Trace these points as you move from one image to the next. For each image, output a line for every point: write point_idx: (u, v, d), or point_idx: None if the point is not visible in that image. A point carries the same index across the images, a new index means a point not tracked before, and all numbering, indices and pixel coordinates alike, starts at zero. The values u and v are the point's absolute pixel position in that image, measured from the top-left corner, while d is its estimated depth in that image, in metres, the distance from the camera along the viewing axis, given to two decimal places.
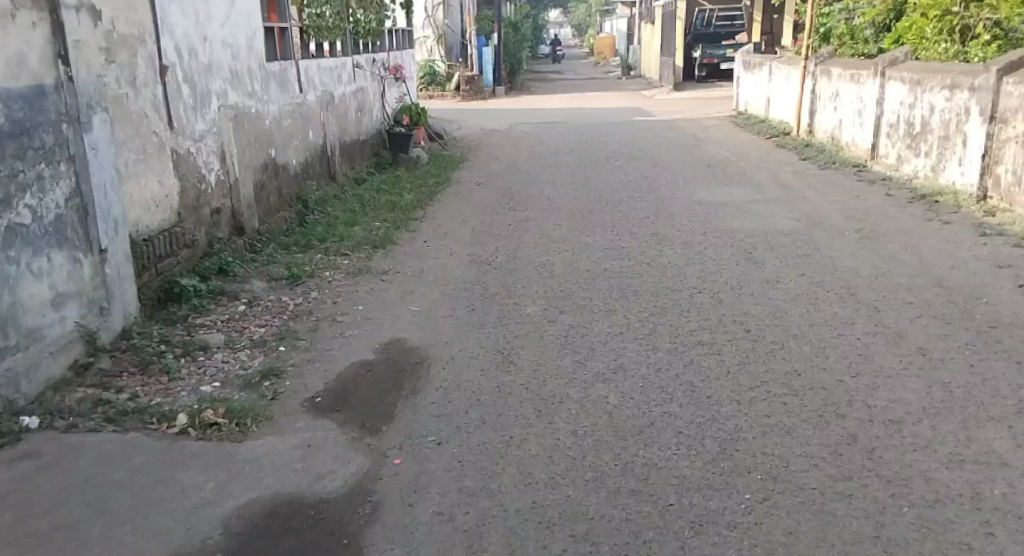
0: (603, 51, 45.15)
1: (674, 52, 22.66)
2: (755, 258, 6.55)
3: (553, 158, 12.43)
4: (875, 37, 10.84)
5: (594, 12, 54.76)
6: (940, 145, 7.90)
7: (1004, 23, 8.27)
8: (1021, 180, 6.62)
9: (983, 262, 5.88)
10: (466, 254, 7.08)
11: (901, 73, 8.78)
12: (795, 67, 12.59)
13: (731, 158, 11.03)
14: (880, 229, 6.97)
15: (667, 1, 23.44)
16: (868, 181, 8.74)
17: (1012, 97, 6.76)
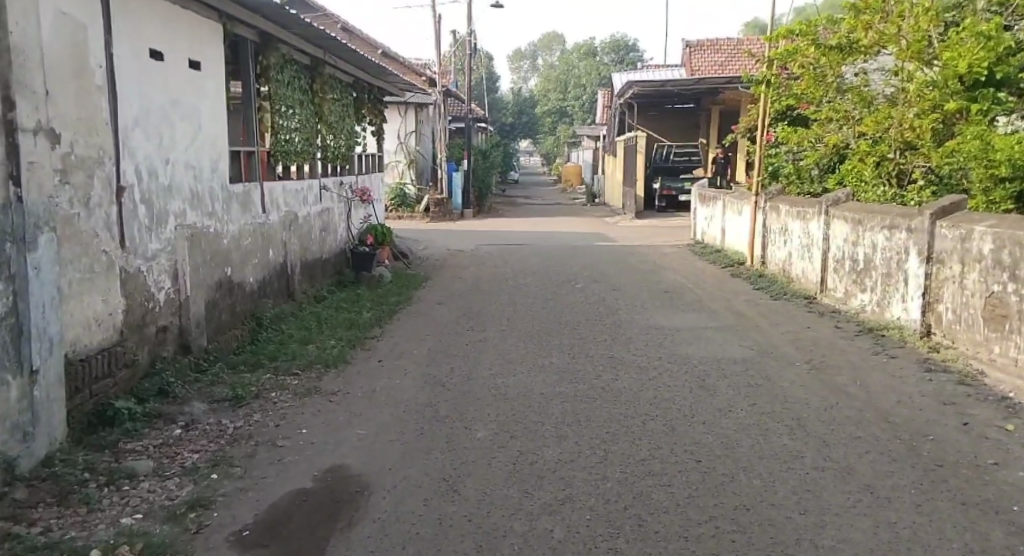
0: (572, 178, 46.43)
1: (635, 183, 23.50)
2: (708, 385, 6.60)
3: (515, 279, 12.59)
4: (820, 177, 11.37)
5: (562, 141, 56.86)
6: (883, 283, 8.16)
7: (936, 171, 8.68)
8: (960, 319, 6.85)
9: (928, 399, 5.95)
10: (422, 375, 7.00)
11: (842, 213, 9.13)
12: (747, 201, 13.08)
13: (688, 285, 11.28)
14: (829, 361, 7.08)
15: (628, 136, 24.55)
16: (818, 313, 8.96)
17: (946, 240, 7.06)
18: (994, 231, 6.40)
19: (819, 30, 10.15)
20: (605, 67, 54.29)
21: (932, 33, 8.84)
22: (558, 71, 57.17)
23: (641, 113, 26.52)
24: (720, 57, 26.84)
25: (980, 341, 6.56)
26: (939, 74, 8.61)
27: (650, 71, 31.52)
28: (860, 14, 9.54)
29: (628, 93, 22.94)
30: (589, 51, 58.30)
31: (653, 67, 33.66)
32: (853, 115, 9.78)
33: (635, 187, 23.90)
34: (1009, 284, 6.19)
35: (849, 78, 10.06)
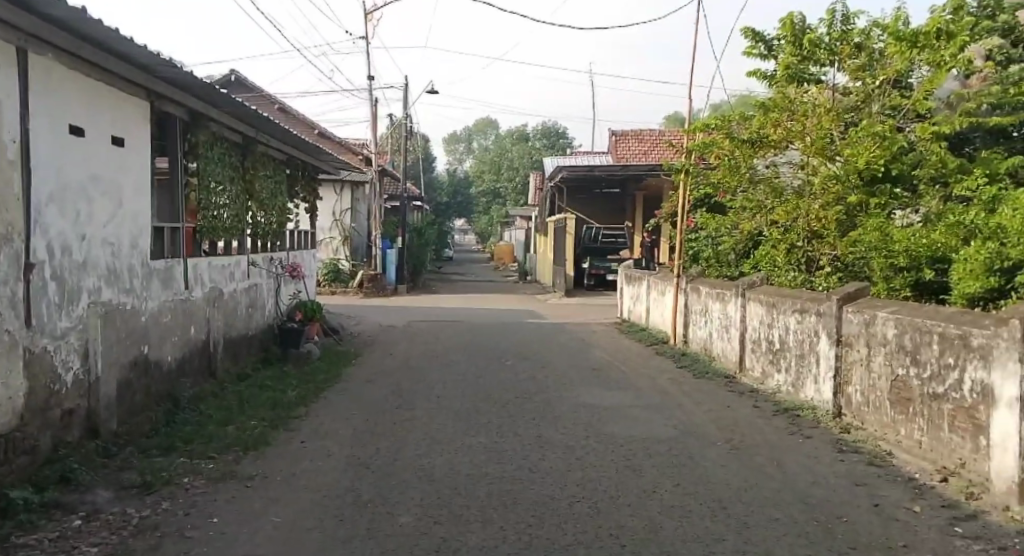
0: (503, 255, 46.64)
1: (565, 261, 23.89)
2: (633, 466, 6.62)
3: (444, 356, 12.54)
4: (737, 261, 11.87)
5: (495, 219, 57.60)
6: (797, 364, 8.42)
7: (841, 258, 9.07)
8: (868, 401, 7.09)
9: (841, 480, 6.08)
10: (345, 457, 6.84)
11: (757, 296, 9.43)
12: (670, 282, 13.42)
13: (615, 363, 11.40)
14: (749, 441, 7.21)
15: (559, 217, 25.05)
16: (737, 392, 9.17)
17: (852, 324, 7.34)
18: (895, 316, 6.69)
19: (732, 125, 10.69)
20: (536, 151, 55.72)
21: (834, 131, 9.40)
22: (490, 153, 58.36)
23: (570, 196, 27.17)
24: (644, 146, 27.90)
25: (888, 422, 6.79)
26: (841, 169, 9.08)
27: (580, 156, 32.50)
28: (770, 112, 10.03)
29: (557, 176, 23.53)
30: (520, 135, 59.82)
31: (580, 154, 34.71)
32: (764, 205, 10.12)
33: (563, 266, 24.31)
34: (911, 367, 6.44)
35: (761, 169, 10.37)
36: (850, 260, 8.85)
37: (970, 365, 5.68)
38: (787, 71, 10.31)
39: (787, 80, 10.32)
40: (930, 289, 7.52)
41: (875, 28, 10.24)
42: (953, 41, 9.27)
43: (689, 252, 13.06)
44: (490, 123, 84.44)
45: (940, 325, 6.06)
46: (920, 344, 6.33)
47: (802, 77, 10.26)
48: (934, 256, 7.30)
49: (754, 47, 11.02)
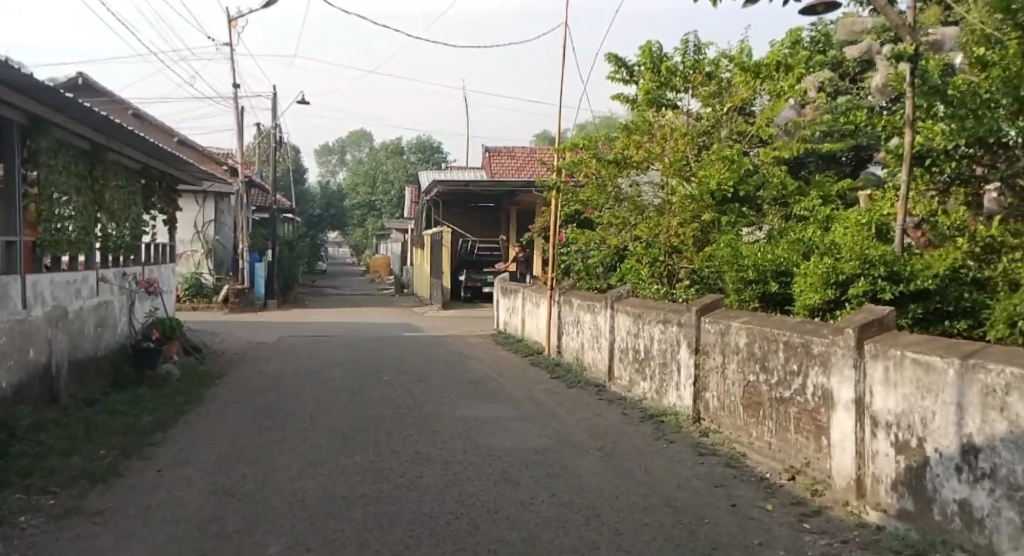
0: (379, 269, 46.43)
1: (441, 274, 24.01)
2: (510, 478, 6.72)
3: (318, 372, 12.33)
4: (606, 275, 12.23)
5: (371, 232, 57.04)
6: (661, 372, 8.81)
7: (699, 272, 9.57)
8: (724, 406, 7.52)
9: (702, 482, 6.41)
10: (207, 485, 6.60)
11: (625, 308, 9.77)
12: (543, 294, 13.73)
13: (491, 375, 11.54)
14: (618, 448, 7.49)
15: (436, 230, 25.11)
16: (606, 399, 9.52)
17: (709, 333, 7.77)
18: (746, 326, 7.13)
19: (599, 145, 11.11)
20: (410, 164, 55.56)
21: (689, 153, 10.08)
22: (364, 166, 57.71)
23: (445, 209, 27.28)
24: (516, 161, 28.41)
25: (741, 426, 7.23)
26: (695, 190, 9.70)
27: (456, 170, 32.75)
28: (632, 134, 10.48)
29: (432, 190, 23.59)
30: (394, 148, 59.50)
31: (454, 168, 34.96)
32: (629, 222, 10.56)
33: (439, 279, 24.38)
34: (761, 374, 6.89)
35: (625, 188, 10.76)
36: (704, 273, 9.37)
37: (811, 371, 6.14)
38: (646, 97, 10.62)
39: (647, 105, 10.64)
40: (774, 301, 8.05)
41: (723, 58, 10.76)
42: (791, 73, 10.22)
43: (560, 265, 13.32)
44: (364, 138, 83.42)
45: (786, 333, 6.51)
46: (768, 351, 6.77)
47: (660, 103, 10.56)
48: (778, 269, 7.84)
49: (617, 72, 11.36)
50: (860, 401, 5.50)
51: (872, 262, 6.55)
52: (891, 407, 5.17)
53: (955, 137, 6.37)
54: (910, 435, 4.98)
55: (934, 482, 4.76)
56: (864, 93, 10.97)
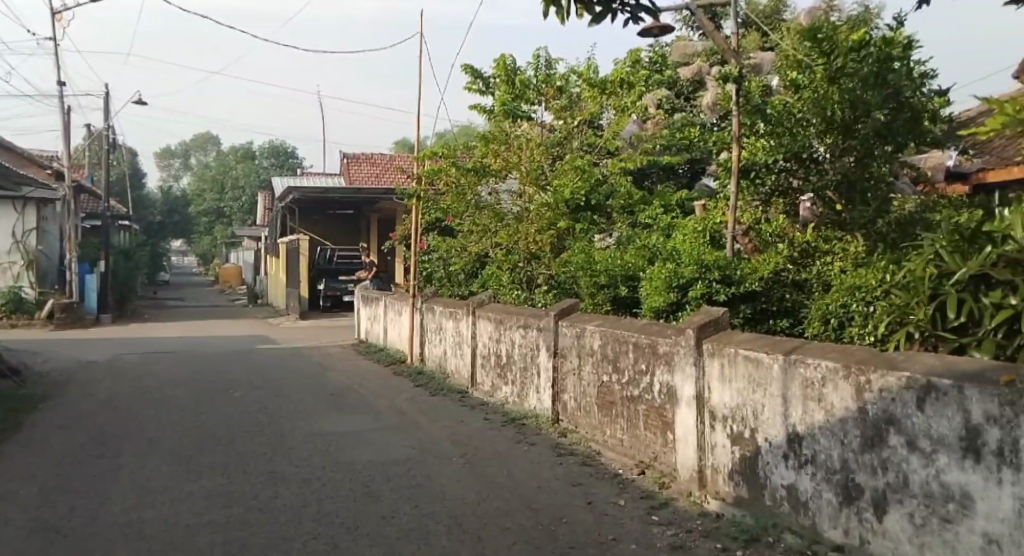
0: (231, 279, 45.58)
1: (299, 283, 23.43)
2: (372, 492, 6.65)
3: (163, 391, 11.74)
4: (467, 280, 12.20)
5: (220, 240, 54.80)
6: (521, 376, 9.03)
7: (556, 279, 9.73)
8: (581, 406, 7.80)
9: (560, 482, 6.62)
10: (29, 522, 6.11)
11: (487, 314, 9.92)
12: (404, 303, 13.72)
13: (351, 386, 11.39)
14: (480, 454, 7.61)
15: (292, 238, 24.49)
16: (470, 405, 9.66)
17: (566, 336, 8.04)
18: (600, 329, 7.41)
19: (458, 154, 11.27)
20: (264, 170, 53.86)
21: (544, 164, 10.41)
22: (213, 172, 55.39)
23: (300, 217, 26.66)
24: (375, 169, 28.21)
25: (596, 425, 7.51)
26: (551, 198, 9.97)
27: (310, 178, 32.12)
28: (490, 143, 10.74)
29: (288, 197, 23.08)
30: (244, 154, 57.49)
31: (308, 175, 34.21)
32: (487, 230, 10.68)
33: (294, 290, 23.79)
34: (613, 374, 7.19)
35: (484, 196, 10.92)
36: (560, 278, 9.61)
37: (657, 370, 6.47)
38: (502, 108, 11.11)
39: (503, 115, 11.10)
40: (624, 305, 8.41)
41: (572, 75, 11.55)
42: (633, 90, 11.12)
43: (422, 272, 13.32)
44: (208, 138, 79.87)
45: (634, 335, 6.83)
46: (619, 352, 7.07)
47: (516, 114, 11.08)
48: (627, 274, 8.24)
49: (474, 83, 11.69)
50: (700, 397, 5.86)
51: (707, 266, 7.05)
52: (727, 401, 5.55)
53: (775, 151, 7.08)
54: (744, 426, 5.37)
55: (764, 469, 5.16)
56: (696, 108, 11.60)
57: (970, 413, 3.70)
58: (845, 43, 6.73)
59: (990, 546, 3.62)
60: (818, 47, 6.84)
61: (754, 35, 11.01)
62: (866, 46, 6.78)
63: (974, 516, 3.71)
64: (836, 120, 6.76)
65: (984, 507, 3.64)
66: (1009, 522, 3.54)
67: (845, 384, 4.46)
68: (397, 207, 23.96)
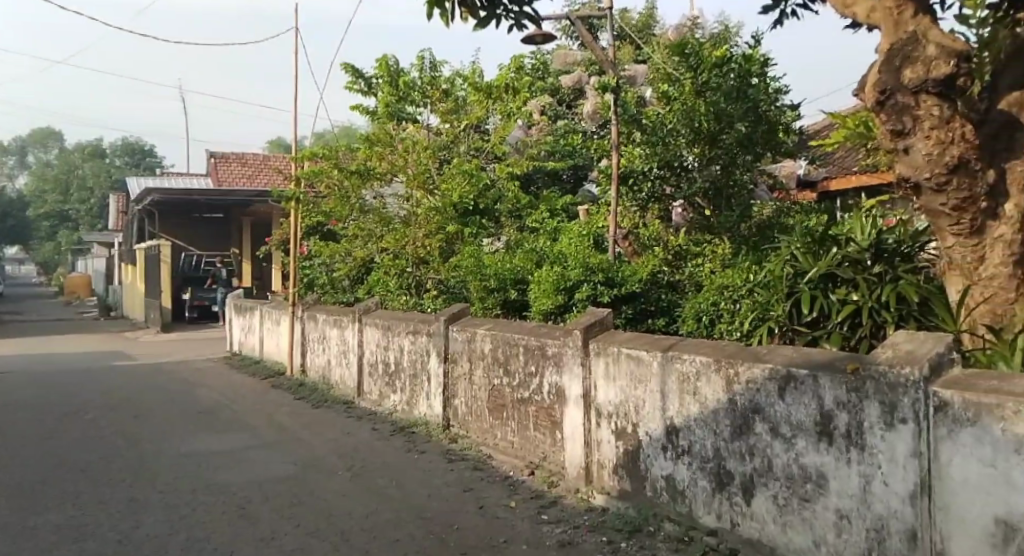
0: (78, 288, 43.34)
1: (160, 293, 22.36)
2: (249, 501, 6.14)
3: (8, 409, 10.74)
4: (352, 287, 11.94)
5: (70, 249, 51.61)
6: (411, 384, 8.71)
7: (444, 283, 9.94)
8: (472, 411, 7.60)
9: (452, 488, 6.34)
10: None
11: (373, 321, 9.63)
12: (285, 312, 13.20)
13: (223, 400, 10.79)
14: (368, 464, 7.15)
15: (152, 244, 23.37)
16: (355, 416, 9.29)
17: (457, 341, 7.80)
18: (492, 332, 7.24)
19: (340, 155, 11.07)
20: (124, 175, 51.36)
21: (431, 167, 10.35)
22: (59, 172, 52.21)
23: (166, 223, 25.31)
24: (247, 170, 27.45)
25: (487, 429, 7.35)
26: (440, 201, 10.00)
27: (172, 179, 30.76)
28: (374, 145, 10.57)
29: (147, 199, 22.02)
30: (99, 157, 54.54)
31: (172, 177, 32.70)
32: (374, 233, 10.71)
33: (163, 300, 22.63)
34: (504, 377, 7.06)
35: (370, 199, 10.87)
36: (451, 282, 9.75)
37: (547, 370, 6.50)
38: (386, 109, 10.77)
39: (387, 118, 10.79)
40: (514, 307, 8.60)
41: (457, 77, 11.10)
42: (518, 96, 10.88)
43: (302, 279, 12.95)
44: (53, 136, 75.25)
45: (525, 337, 6.77)
46: (509, 355, 6.98)
47: (400, 117, 10.78)
48: (516, 277, 8.39)
49: (355, 83, 11.30)
50: (586, 395, 6.03)
51: (592, 269, 7.29)
52: (612, 398, 5.76)
53: (651, 160, 7.60)
54: (627, 422, 5.59)
55: (646, 461, 5.41)
56: (578, 116, 12.02)
57: (824, 399, 4.05)
58: (710, 59, 7.43)
59: (842, 521, 3.97)
60: (687, 62, 7.57)
61: (629, 48, 11.61)
62: (728, 62, 7.45)
63: (827, 494, 4.05)
64: (704, 130, 7.40)
65: (836, 485, 3.99)
66: (857, 498, 3.89)
67: (716, 377, 4.75)
68: (274, 211, 23.05)
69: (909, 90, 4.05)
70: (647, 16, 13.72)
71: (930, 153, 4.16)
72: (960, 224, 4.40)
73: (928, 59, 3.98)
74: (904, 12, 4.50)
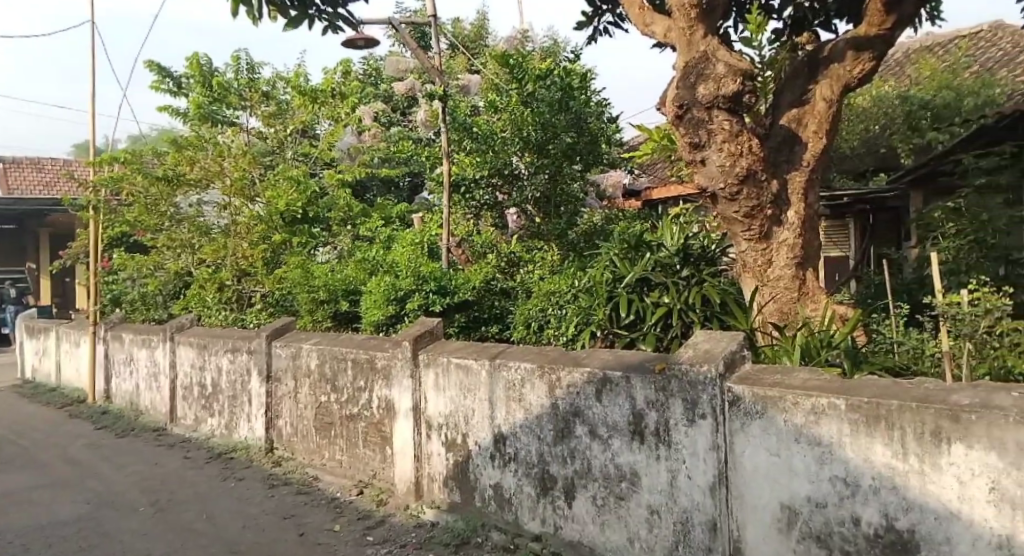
0: None
1: None
2: (34, 547, 5.56)
3: None
4: (165, 302, 11.22)
5: None
6: (230, 405, 8.27)
7: (269, 296, 9.61)
8: (297, 431, 7.30)
9: (270, 516, 6.05)
10: None
11: (187, 339, 9.05)
12: (85, 333, 12.12)
13: (10, 434, 9.76)
14: (177, 496, 6.70)
15: None
16: (167, 444, 8.70)
17: (280, 358, 7.47)
18: (317, 347, 6.96)
19: (144, 159, 10.26)
20: None
21: (251, 173, 9.75)
22: None
23: None
24: (48, 176, 25.32)
25: (313, 450, 7.09)
26: (263, 211, 9.62)
27: None
28: (183, 149, 9.81)
29: None
30: None
31: None
32: (187, 243, 10.15)
33: None
34: (331, 393, 6.80)
35: (183, 206, 10.28)
36: (278, 296, 9.37)
37: (376, 384, 6.29)
38: (199, 111, 10.02)
39: (199, 120, 10.06)
40: (345, 318, 8.35)
41: (279, 78, 10.53)
42: (346, 100, 10.35)
43: (106, 295, 12.01)
44: None
45: (352, 351, 6.53)
46: (337, 371, 6.70)
47: (216, 119, 10.13)
48: (348, 288, 8.10)
49: (162, 82, 10.54)
50: (417, 407, 5.86)
51: (424, 278, 7.14)
52: (441, 409, 5.67)
53: (481, 168, 7.70)
54: (457, 432, 5.53)
55: (474, 471, 5.39)
56: (412, 123, 11.90)
57: (635, 399, 4.18)
58: (534, 70, 7.57)
59: (653, 516, 4.14)
60: (513, 72, 7.67)
61: (461, 58, 11.66)
62: (551, 75, 7.61)
63: (640, 490, 4.20)
64: (531, 140, 7.55)
65: (648, 482, 4.15)
66: (665, 493, 4.06)
67: (539, 382, 4.80)
68: (74, 221, 21.33)
69: (703, 106, 4.76)
70: (479, 26, 13.84)
71: (723, 164, 4.86)
72: (751, 230, 5.07)
73: (716, 78, 4.71)
74: (695, 32, 5.15)
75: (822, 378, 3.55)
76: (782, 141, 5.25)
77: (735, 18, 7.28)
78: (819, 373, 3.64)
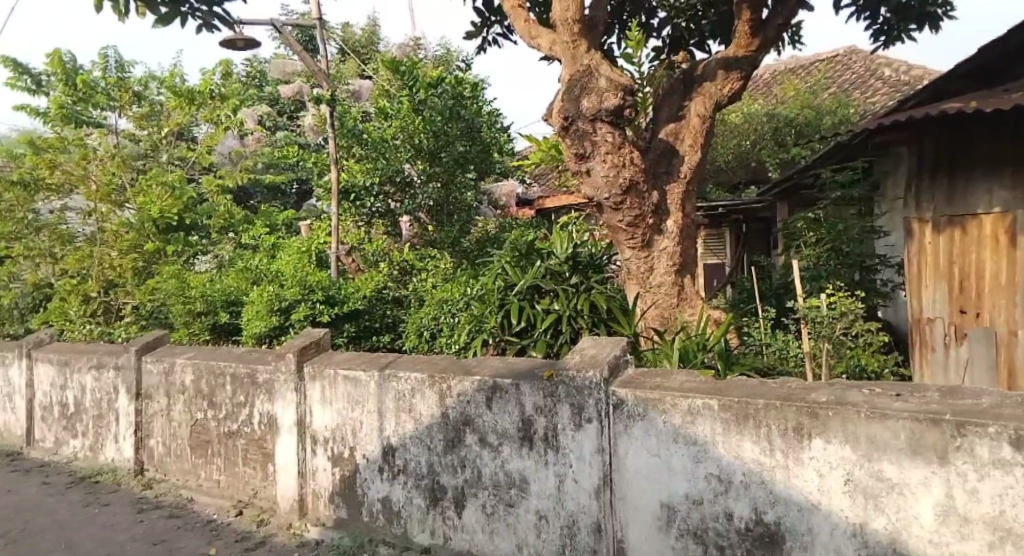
0: None
1: None
2: None
3: None
4: (23, 315, 10.45)
5: None
6: (95, 425, 7.77)
7: (140, 308, 9.06)
8: (170, 450, 6.92)
9: (139, 542, 5.69)
10: None
11: (46, 355, 8.42)
12: None
13: None
14: (31, 527, 6.20)
15: None
16: (23, 469, 8.08)
17: (152, 375, 7.06)
18: (191, 362, 6.62)
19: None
20: None
21: (120, 178, 9.23)
22: None
23: None
24: None
25: (187, 471, 6.74)
26: (134, 218, 9.11)
27: None
28: (41, 151, 9.19)
29: None
30: None
31: None
32: (46, 252, 9.49)
33: None
34: (208, 410, 6.47)
35: (43, 214, 9.65)
36: (149, 308, 8.87)
37: (257, 399, 6.01)
38: (59, 110, 9.22)
39: (60, 120, 9.29)
40: (225, 330, 7.97)
41: (151, 78, 9.94)
42: (227, 103, 9.86)
43: None
44: None
45: (231, 365, 6.22)
46: (214, 386, 6.39)
47: (80, 120, 9.37)
48: (228, 299, 7.76)
49: (18, 79, 9.76)
50: (301, 422, 5.62)
51: (311, 287, 6.91)
52: (327, 424, 5.47)
53: (372, 174, 7.55)
54: (343, 446, 5.34)
55: (362, 485, 5.21)
56: (299, 129, 11.61)
57: (524, 406, 4.14)
58: (425, 78, 7.47)
59: (541, 521, 4.10)
60: (405, 79, 7.58)
61: (352, 64, 11.47)
62: (441, 84, 7.50)
63: (528, 496, 4.15)
64: (423, 147, 7.48)
65: (536, 488, 4.11)
66: (553, 498, 4.02)
67: (429, 392, 4.69)
68: None
69: (587, 117, 4.81)
70: (370, 32, 13.63)
71: (607, 175, 4.91)
72: (634, 238, 5.16)
73: (598, 91, 4.78)
74: (580, 46, 5.20)
75: (698, 380, 3.59)
76: (661, 153, 5.34)
77: (617, 35, 7.37)
78: (696, 374, 3.69)
